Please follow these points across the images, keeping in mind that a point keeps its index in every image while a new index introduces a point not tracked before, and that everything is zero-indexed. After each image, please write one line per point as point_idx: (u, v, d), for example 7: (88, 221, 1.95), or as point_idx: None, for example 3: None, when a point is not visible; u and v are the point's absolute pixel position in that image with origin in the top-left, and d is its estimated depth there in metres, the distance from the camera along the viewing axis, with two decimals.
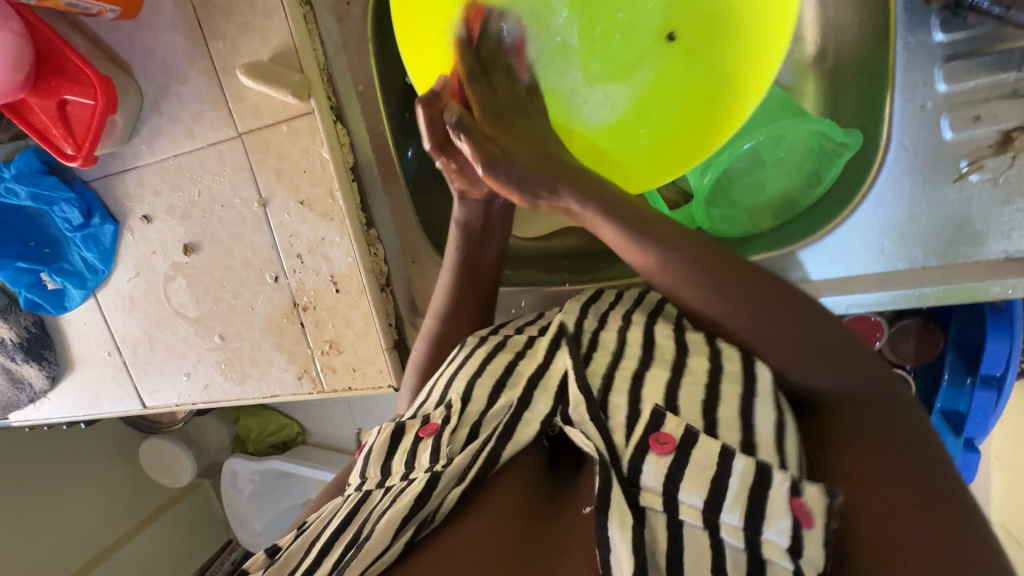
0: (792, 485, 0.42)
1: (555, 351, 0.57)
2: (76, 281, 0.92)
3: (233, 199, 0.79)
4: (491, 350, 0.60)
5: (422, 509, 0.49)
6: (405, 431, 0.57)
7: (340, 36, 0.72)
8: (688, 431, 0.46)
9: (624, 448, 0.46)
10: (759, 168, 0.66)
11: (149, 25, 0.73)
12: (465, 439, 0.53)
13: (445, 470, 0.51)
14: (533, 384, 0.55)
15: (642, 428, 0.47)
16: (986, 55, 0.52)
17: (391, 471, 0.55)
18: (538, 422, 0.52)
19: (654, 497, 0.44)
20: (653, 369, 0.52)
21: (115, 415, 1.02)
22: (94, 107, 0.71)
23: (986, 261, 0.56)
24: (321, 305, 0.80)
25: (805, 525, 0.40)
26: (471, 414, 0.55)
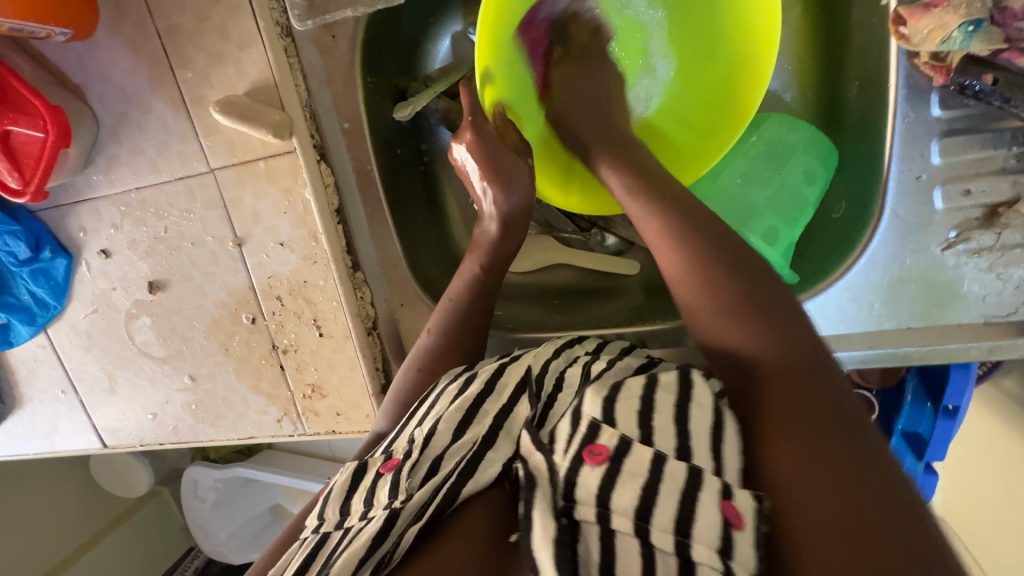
0: (723, 489, 0.38)
1: (522, 392, 0.52)
2: (23, 316, 0.84)
3: (204, 236, 0.73)
4: (460, 384, 0.54)
5: (379, 549, 0.44)
6: (366, 469, 0.51)
7: (324, 70, 0.66)
8: (624, 441, 0.42)
9: (562, 457, 0.42)
10: (780, 192, 0.66)
11: (105, 47, 0.66)
12: (425, 473, 0.48)
13: (404, 507, 0.46)
14: (497, 426, 0.49)
15: (577, 440, 0.43)
16: (980, 133, 0.53)
17: (351, 510, 0.49)
18: (500, 464, 0.48)
19: (588, 509, 0.39)
20: (608, 397, 0.48)
21: (72, 454, 0.95)
22: (43, 140, 0.64)
23: (966, 324, 0.59)
24: (303, 348, 0.76)
25: (735, 526, 0.37)
26: (433, 450, 0.49)
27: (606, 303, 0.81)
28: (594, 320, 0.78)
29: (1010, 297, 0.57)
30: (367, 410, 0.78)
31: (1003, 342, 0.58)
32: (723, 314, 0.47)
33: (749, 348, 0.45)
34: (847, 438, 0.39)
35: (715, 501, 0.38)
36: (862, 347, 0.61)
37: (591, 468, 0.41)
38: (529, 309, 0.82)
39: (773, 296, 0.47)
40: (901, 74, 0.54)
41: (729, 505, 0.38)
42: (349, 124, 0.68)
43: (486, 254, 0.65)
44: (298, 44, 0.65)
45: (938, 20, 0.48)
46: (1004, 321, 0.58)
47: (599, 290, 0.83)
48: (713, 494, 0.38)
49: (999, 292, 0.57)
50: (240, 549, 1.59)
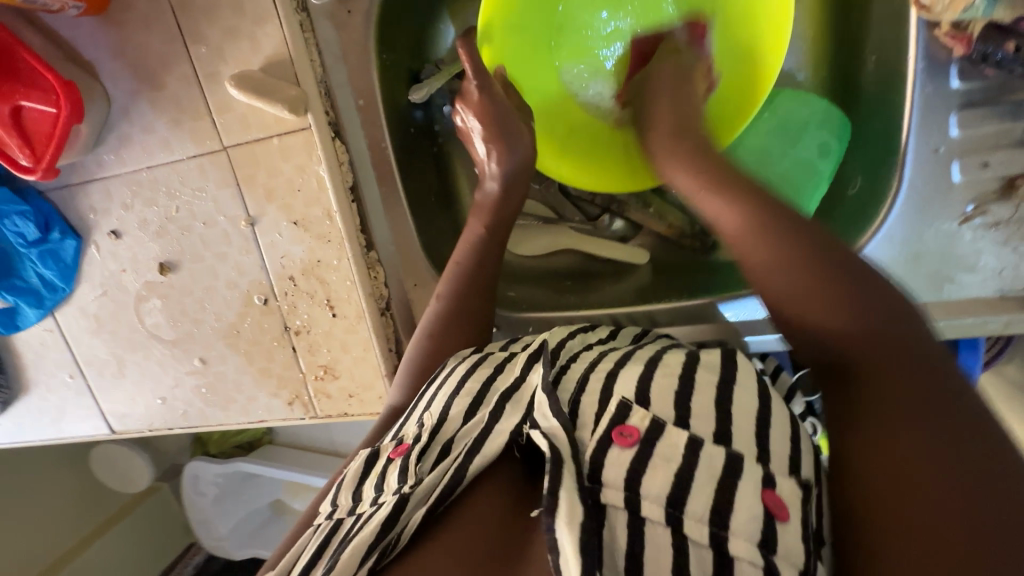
0: (763, 478, 0.39)
1: (534, 364, 0.52)
2: (31, 299, 0.83)
3: (216, 216, 0.73)
4: (470, 365, 0.54)
5: (386, 536, 0.43)
6: (378, 455, 0.51)
7: (339, 46, 0.66)
8: (655, 423, 0.42)
9: (590, 440, 0.43)
10: (795, 168, 0.66)
11: (118, 23, 0.66)
12: (436, 458, 0.47)
13: (413, 491, 0.45)
14: (505, 398, 0.49)
15: (608, 420, 0.43)
16: (998, 105, 0.53)
17: (362, 496, 0.49)
18: (507, 433, 0.46)
19: (617, 494, 0.39)
20: (630, 366, 0.48)
21: (80, 440, 0.94)
22: (56, 116, 0.63)
23: (982, 298, 0.59)
24: (316, 330, 0.76)
25: (779, 518, 0.37)
26: (445, 433, 0.48)
27: (615, 284, 0.81)
28: (606, 302, 0.78)
29: None
30: (379, 392, 0.77)
31: (1018, 316, 0.58)
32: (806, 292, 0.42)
33: (842, 330, 0.39)
34: (969, 439, 0.34)
35: (755, 488, 0.38)
36: None
37: (620, 450, 0.41)
38: (541, 292, 0.81)
39: (865, 273, 0.41)
40: (919, 47, 0.54)
41: (770, 492, 0.38)
42: (364, 101, 0.68)
43: (494, 218, 0.64)
44: (314, 19, 0.65)
45: None
46: (1022, 292, 0.58)
47: (608, 271, 0.83)
48: (754, 483, 0.38)
49: (1015, 265, 0.58)
50: (242, 545, 1.57)
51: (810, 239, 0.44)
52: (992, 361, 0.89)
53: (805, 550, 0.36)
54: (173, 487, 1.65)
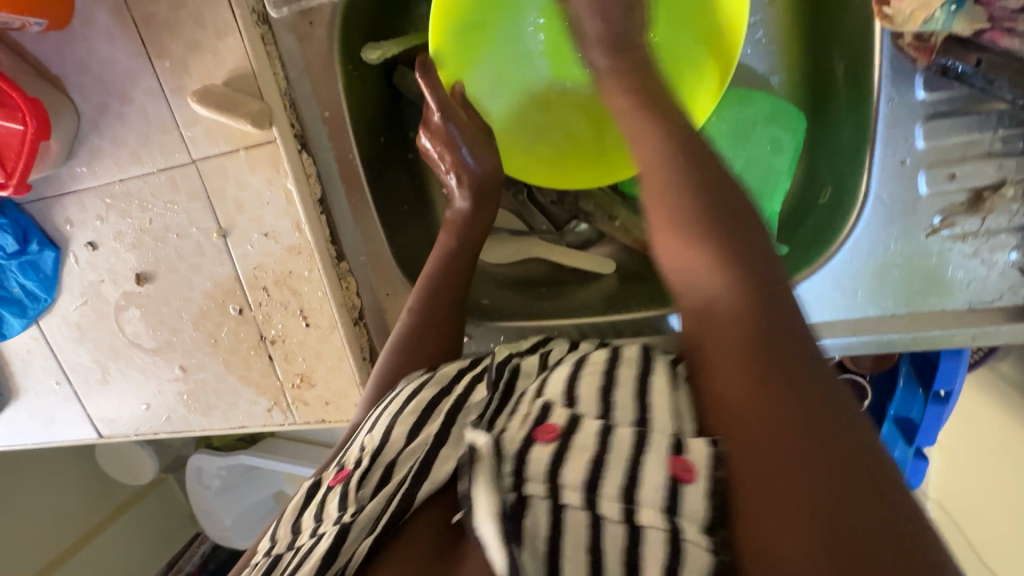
0: (711, 458, 0.38)
1: (477, 381, 0.53)
2: (15, 309, 0.84)
3: (189, 227, 0.73)
4: (414, 386, 0.53)
5: (328, 571, 0.42)
6: (319, 486, 0.51)
7: (302, 58, 0.65)
8: (573, 418, 0.43)
9: (515, 429, 0.43)
10: (752, 174, 0.65)
11: (82, 37, 0.66)
12: (377, 483, 0.47)
13: (355, 520, 0.44)
14: (450, 416, 0.48)
15: (530, 422, 0.43)
16: (968, 116, 0.52)
17: (302, 529, 0.48)
18: (455, 456, 0.46)
19: (575, 494, 0.38)
20: (586, 373, 0.47)
21: (70, 444, 0.96)
22: (24, 133, 0.64)
23: (950, 310, 0.58)
24: (291, 338, 0.77)
25: (684, 480, 0.37)
26: (386, 456, 0.48)
27: (583, 290, 0.81)
28: (573, 309, 0.78)
29: (995, 284, 0.57)
30: (355, 400, 0.78)
31: (986, 329, 0.58)
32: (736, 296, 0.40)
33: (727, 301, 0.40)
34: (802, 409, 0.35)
35: (697, 493, 0.37)
36: (846, 333, 0.61)
37: (542, 446, 0.41)
38: (513, 298, 0.81)
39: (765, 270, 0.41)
40: (885, 57, 0.53)
41: (675, 458, 0.38)
42: (329, 113, 0.67)
43: (457, 238, 0.65)
44: (276, 32, 0.64)
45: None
46: (989, 306, 0.58)
47: (581, 278, 0.83)
48: (658, 453, 0.39)
49: (984, 278, 0.57)
50: (245, 535, 1.61)
51: (736, 243, 0.42)
52: (980, 362, 0.88)
53: (708, 505, 0.36)
54: (177, 478, 1.69)
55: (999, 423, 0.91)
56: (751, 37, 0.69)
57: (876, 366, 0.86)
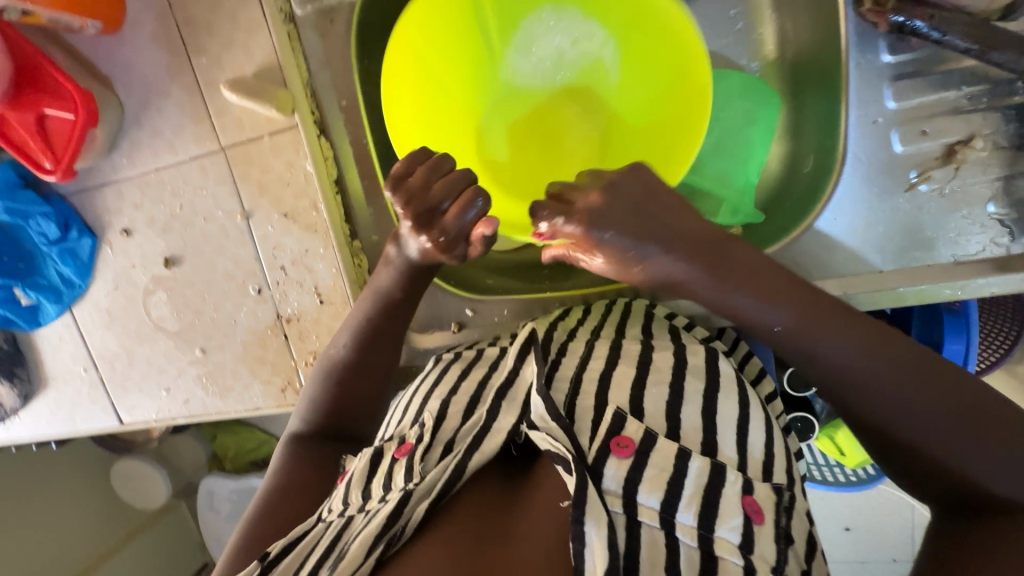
0: (744, 485, 0.46)
1: (524, 360, 0.58)
2: (51, 295, 0.90)
3: (215, 211, 0.79)
4: (465, 369, 0.62)
5: (395, 525, 0.48)
6: (381, 454, 0.55)
7: (323, 52, 0.71)
8: (648, 434, 0.49)
9: (589, 448, 0.49)
10: (725, 137, 0.69)
11: (130, 40, 0.74)
12: (439, 455, 0.52)
13: (417, 486, 0.49)
14: (501, 395, 0.55)
15: (605, 431, 0.49)
16: (930, 75, 0.57)
17: (370, 494, 0.52)
18: (505, 433, 0.52)
19: (617, 500, 0.45)
20: (620, 369, 0.56)
21: (91, 434, 1.00)
22: (74, 121, 0.71)
23: (938, 265, 0.60)
24: (306, 317, 0.81)
25: (756, 521, 0.45)
26: (445, 433, 0.54)
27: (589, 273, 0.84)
28: (585, 285, 0.80)
29: (977, 237, 0.59)
30: None
31: (975, 281, 0.59)
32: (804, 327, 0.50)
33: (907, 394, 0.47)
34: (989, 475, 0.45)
35: (736, 491, 0.46)
36: (836, 290, 0.62)
37: (619, 459, 0.47)
38: (514, 282, 0.85)
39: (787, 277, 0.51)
40: (851, 23, 0.58)
41: (750, 497, 0.46)
42: (346, 101, 0.73)
43: None
44: (300, 29, 0.71)
45: None
46: (975, 259, 0.59)
47: None
48: (736, 489, 0.46)
49: (970, 231, 0.59)
50: None
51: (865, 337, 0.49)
52: (989, 369, 0.87)
53: (776, 546, 0.44)
54: (189, 505, 1.69)
55: None
56: (731, 27, 0.73)
57: None
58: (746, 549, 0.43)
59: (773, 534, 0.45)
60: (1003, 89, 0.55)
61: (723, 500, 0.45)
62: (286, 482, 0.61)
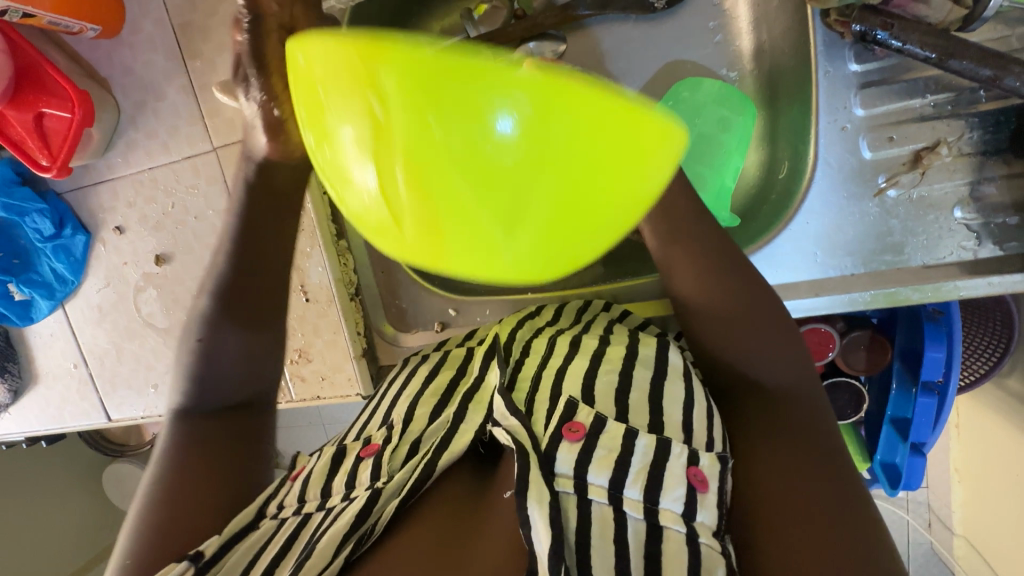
0: (689, 456, 0.47)
1: (488, 365, 0.59)
2: (44, 291, 0.91)
3: (206, 210, 0.81)
4: (434, 371, 0.63)
5: (363, 524, 0.47)
6: (346, 453, 0.56)
7: None
8: (598, 418, 0.50)
9: (543, 435, 0.50)
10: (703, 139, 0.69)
11: (129, 44, 0.76)
12: (406, 456, 0.53)
13: (386, 486, 0.50)
14: (467, 398, 0.56)
15: (557, 419, 0.50)
16: (896, 83, 0.58)
17: (332, 491, 0.53)
18: (471, 433, 0.53)
19: (568, 481, 0.46)
20: (575, 360, 0.57)
21: (79, 430, 1.01)
22: (70, 120, 0.73)
23: (908, 268, 0.61)
24: (291, 314, 0.82)
25: (699, 488, 0.45)
26: (412, 432, 0.56)
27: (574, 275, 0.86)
28: (568, 287, 0.83)
29: (944, 242, 0.60)
30: (348, 374, 0.82)
31: (947, 284, 0.60)
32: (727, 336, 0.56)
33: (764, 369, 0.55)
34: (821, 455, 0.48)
35: (681, 463, 0.46)
36: (809, 294, 0.64)
37: (569, 444, 0.48)
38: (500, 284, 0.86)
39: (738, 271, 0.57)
40: (819, 33, 0.60)
41: (695, 467, 0.46)
42: None
43: None
44: None
45: None
46: (943, 264, 0.60)
47: None
48: (681, 462, 0.47)
49: (938, 236, 0.60)
50: None
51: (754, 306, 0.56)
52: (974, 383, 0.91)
53: (719, 511, 0.45)
54: None
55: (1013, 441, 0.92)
56: (710, 40, 0.76)
57: (870, 368, 0.85)
58: (689, 516, 0.44)
59: (717, 501, 0.45)
60: (965, 98, 0.57)
61: (666, 471, 0.46)
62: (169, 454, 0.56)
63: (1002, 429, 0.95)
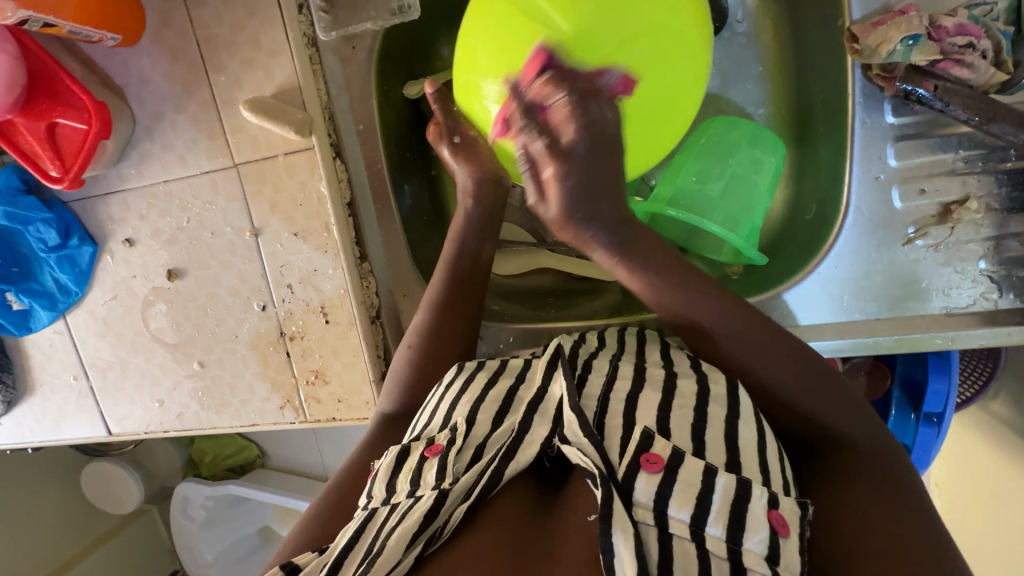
0: (770, 499, 0.47)
1: (552, 375, 0.59)
2: (45, 301, 0.88)
3: (223, 227, 0.79)
4: (490, 377, 0.61)
5: (432, 524, 0.48)
6: (409, 451, 0.55)
7: (343, 77, 0.75)
8: (675, 452, 0.49)
9: (618, 465, 0.49)
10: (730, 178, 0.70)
11: (148, 54, 0.74)
12: (470, 459, 0.53)
13: (452, 487, 0.50)
14: (533, 409, 0.55)
15: (634, 446, 0.50)
16: (931, 138, 0.60)
17: (397, 489, 0.53)
18: (538, 445, 0.52)
19: (647, 513, 0.46)
20: (646, 391, 0.56)
21: (76, 442, 0.97)
22: (87, 132, 0.71)
23: (929, 315, 0.63)
24: (310, 335, 0.80)
25: (782, 534, 0.46)
26: (476, 437, 0.54)
27: (593, 301, 0.87)
28: (583, 316, 0.84)
29: (968, 291, 0.62)
30: (367, 397, 0.81)
31: (963, 332, 0.62)
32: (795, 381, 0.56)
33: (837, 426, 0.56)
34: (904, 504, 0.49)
35: (762, 506, 0.46)
36: (834, 337, 0.64)
37: (649, 475, 0.48)
38: (521, 307, 0.86)
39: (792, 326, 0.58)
40: (858, 86, 0.61)
41: (776, 511, 0.47)
42: (363, 126, 0.76)
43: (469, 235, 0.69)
44: (322, 54, 0.73)
45: (884, 35, 0.55)
46: (965, 311, 0.62)
47: (589, 289, 0.89)
48: (762, 503, 0.47)
49: (960, 284, 0.62)
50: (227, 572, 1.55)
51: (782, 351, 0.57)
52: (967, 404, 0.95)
53: (801, 558, 0.45)
54: (161, 509, 1.64)
55: (994, 462, 0.96)
56: (740, 76, 0.77)
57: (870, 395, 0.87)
58: (773, 559, 0.45)
59: (798, 545, 0.46)
60: (996, 156, 0.59)
61: (750, 513, 0.46)
62: (350, 464, 0.62)
63: (975, 448, 1.01)
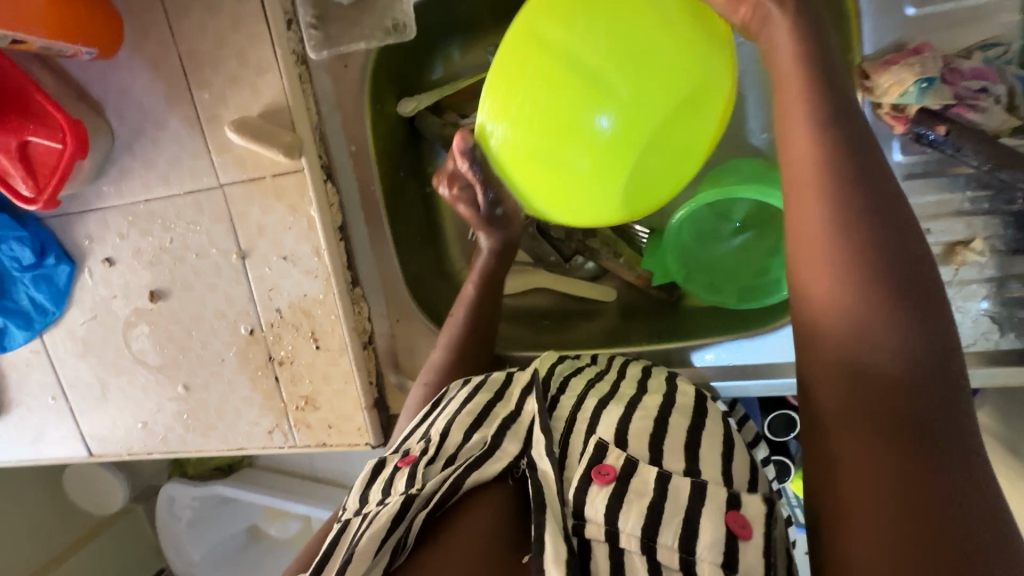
0: (728, 501, 0.42)
1: (526, 393, 0.55)
2: (20, 321, 0.84)
3: (208, 248, 0.75)
4: (469, 391, 0.57)
5: (395, 533, 0.46)
6: (384, 464, 0.53)
7: (335, 96, 0.72)
8: (630, 462, 0.46)
9: (573, 474, 0.47)
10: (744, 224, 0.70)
11: (127, 66, 0.70)
12: (442, 469, 0.50)
13: (419, 493, 0.47)
14: (505, 424, 0.52)
15: (586, 461, 0.47)
16: (940, 177, 0.59)
17: (369, 499, 0.50)
18: (506, 462, 0.50)
19: (598, 528, 0.43)
20: (609, 408, 0.52)
21: (56, 461, 0.94)
22: (61, 151, 0.67)
23: None
24: (299, 360, 0.78)
25: (741, 537, 0.40)
26: (449, 448, 0.51)
27: (590, 324, 0.85)
28: (579, 340, 0.82)
29: (969, 330, 0.62)
30: (358, 424, 0.79)
31: (965, 372, 0.61)
32: (863, 328, 0.39)
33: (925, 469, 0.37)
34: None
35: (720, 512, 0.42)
36: None
37: (599, 488, 0.45)
38: (518, 329, 0.85)
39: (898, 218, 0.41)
40: (865, 123, 0.60)
41: (734, 513, 0.42)
42: (355, 147, 0.73)
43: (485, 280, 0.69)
44: (313, 71, 0.70)
45: (897, 77, 0.54)
46: (965, 350, 0.62)
47: (586, 311, 0.87)
48: (718, 508, 0.42)
49: (958, 324, 0.62)
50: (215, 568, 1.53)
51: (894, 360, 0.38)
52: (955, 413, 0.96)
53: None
54: (147, 508, 1.59)
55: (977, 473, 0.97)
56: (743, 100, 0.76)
57: None
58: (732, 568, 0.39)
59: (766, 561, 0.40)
60: (1004, 197, 0.57)
61: (705, 525, 0.41)
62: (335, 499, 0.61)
63: None
